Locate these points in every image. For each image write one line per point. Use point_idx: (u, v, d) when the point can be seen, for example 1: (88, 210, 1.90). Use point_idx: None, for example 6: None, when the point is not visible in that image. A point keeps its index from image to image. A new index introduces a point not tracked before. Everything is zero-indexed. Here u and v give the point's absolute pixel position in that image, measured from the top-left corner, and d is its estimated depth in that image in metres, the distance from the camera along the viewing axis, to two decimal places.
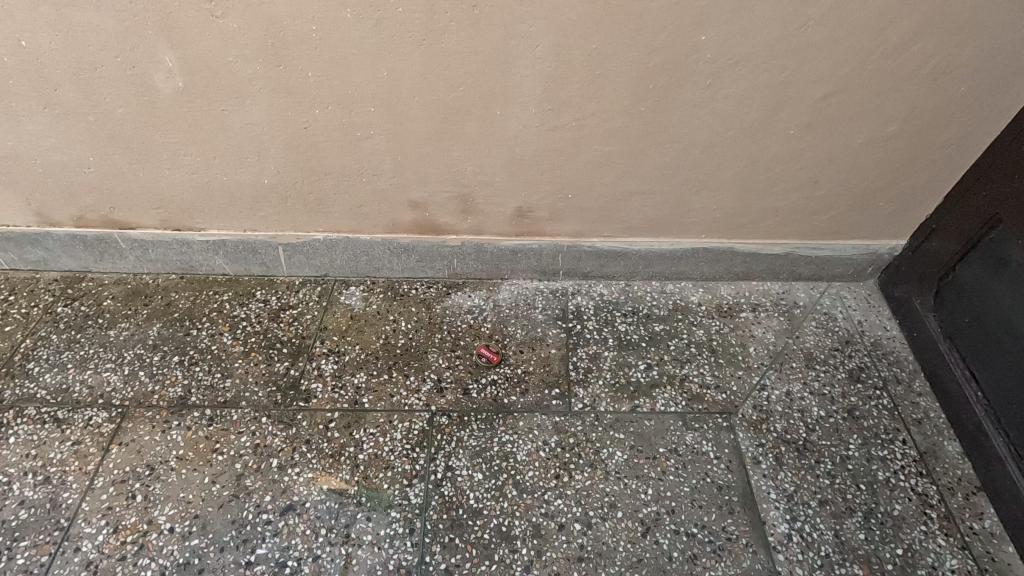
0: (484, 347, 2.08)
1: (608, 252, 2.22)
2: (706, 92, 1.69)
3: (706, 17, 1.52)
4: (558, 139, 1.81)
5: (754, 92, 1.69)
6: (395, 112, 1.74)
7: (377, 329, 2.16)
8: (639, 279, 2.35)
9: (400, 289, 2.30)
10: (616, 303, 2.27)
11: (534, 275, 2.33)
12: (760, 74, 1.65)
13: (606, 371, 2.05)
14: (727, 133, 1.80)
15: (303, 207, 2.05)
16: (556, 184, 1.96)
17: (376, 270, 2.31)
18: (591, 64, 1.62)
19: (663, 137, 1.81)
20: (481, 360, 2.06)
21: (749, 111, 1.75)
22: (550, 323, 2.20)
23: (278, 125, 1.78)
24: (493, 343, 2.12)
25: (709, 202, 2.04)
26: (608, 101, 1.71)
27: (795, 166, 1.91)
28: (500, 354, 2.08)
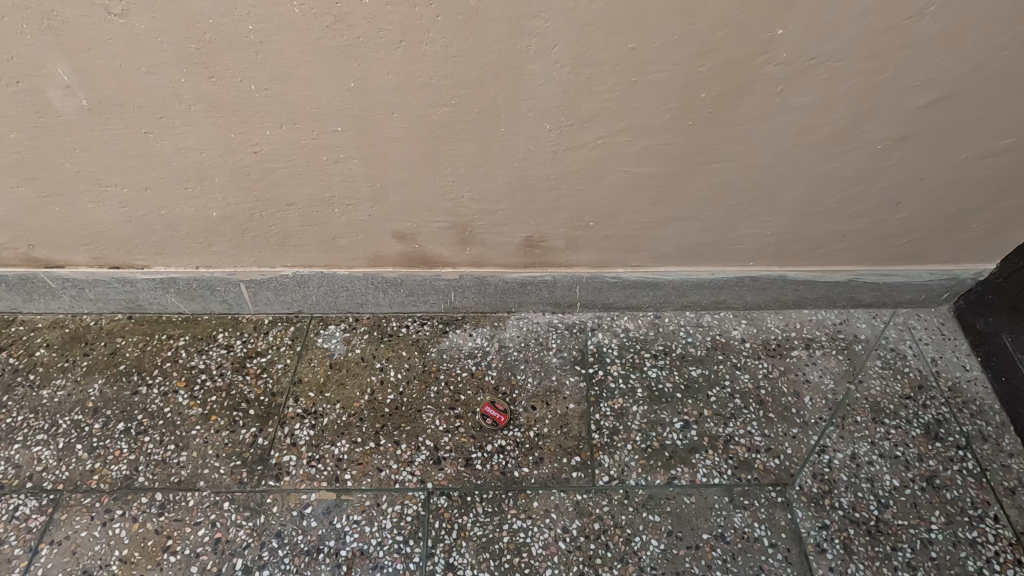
0: (487, 407, 1.76)
1: (635, 283, 1.85)
2: (776, 100, 1.29)
3: (783, 4, 1.12)
4: (581, 159, 1.42)
5: (837, 100, 1.29)
6: (370, 132, 1.35)
7: (362, 381, 1.82)
8: (670, 310, 1.99)
9: (388, 328, 1.95)
10: (643, 342, 1.92)
11: (547, 308, 1.97)
12: (848, 77, 1.25)
13: (634, 432, 1.72)
14: (794, 150, 1.41)
15: (266, 240, 1.67)
16: (576, 212, 1.58)
17: (359, 306, 1.95)
18: (623, 69, 1.22)
19: (714, 156, 1.42)
20: (484, 422, 1.73)
21: (827, 124, 1.35)
22: (567, 369, 1.85)
23: (222, 150, 1.39)
24: (500, 399, 1.78)
25: (763, 228, 1.65)
26: (647, 113, 1.31)
27: (877, 185, 1.52)
28: (507, 413, 1.75)
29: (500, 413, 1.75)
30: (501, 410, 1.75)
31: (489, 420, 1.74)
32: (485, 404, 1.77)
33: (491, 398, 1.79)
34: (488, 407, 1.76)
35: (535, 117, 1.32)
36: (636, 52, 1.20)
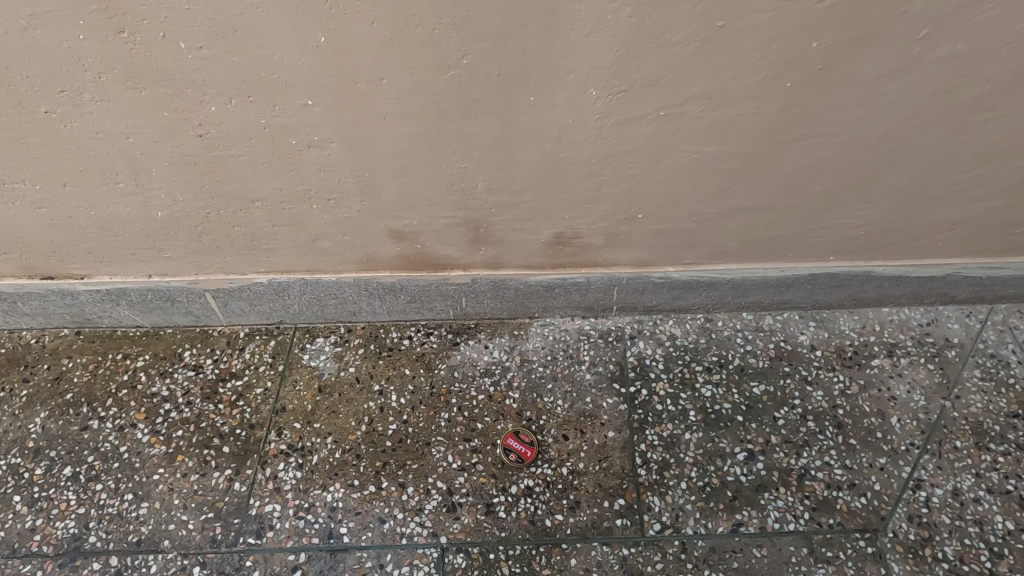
0: (508, 441, 1.46)
1: (686, 284, 1.52)
2: (908, 39, 0.94)
3: None
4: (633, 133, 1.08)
5: (990, 46, 0.95)
6: (353, 104, 1.00)
7: (358, 408, 1.52)
8: (723, 313, 1.67)
9: (388, 341, 1.63)
10: (694, 352, 1.60)
11: (576, 313, 1.66)
12: (1013, 12, 0.90)
13: (689, 467, 1.43)
14: (917, 118, 1.06)
15: (231, 245, 1.34)
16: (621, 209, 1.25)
17: (353, 315, 1.63)
18: (702, 6, 0.88)
19: (809, 128, 1.07)
20: (506, 459, 1.43)
21: (969, 80, 1.00)
22: (604, 389, 1.54)
23: (154, 126, 1.03)
24: (524, 429, 1.48)
25: (855, 218, 1.31)
26: (729, 70, 0.97)
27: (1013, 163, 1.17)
28: (534, 448, 1.45)
29: (525, 448, 1.44)
30: (526, 445, 1.45)
31: (512, 458, 1.43)
32: (505, 438, 1.47)
33: (512, 429, 1.48)
34: (509, 442, 1.46)
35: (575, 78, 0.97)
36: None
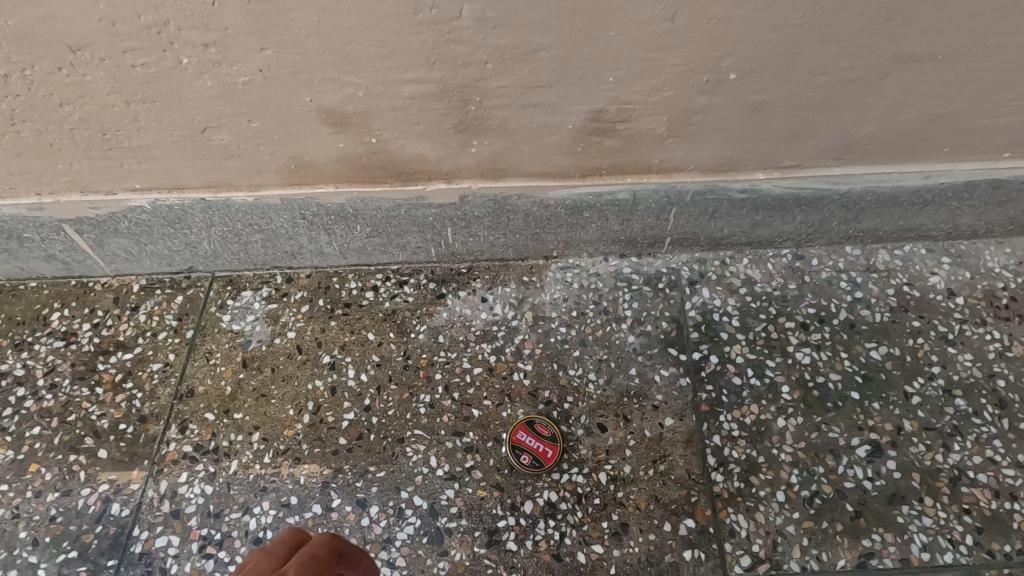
0: (518, 437, 0.99)
1: (774, 201, 1.04)
2: None
3: None
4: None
5: None
6: None
7: (299, 391, 1.05)
8: (819, 247, 1.17)
9: (344, 296, 1.15)
10: (781, 303, 1.12)
11: (611, 250, 1.16)
12: None
13: (787, 471, 0.96)
14: None
15: (80, 122, 0.86)
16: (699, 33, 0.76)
17: (291, 258, 1.14)
18: None
19: None
20: (515, 464, 0.97)
21: None
22: (655, 357, 1.07)
23: None
24: (540, 419, 1.01)
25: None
26: None
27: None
28: (557, 447, 0.98)
29: (543, 448, 0.98)
30: (545, 443, 0.99)
31: (524, 461, 0.97)
32: (512, 433, 1.00)
33: (523, 420, 1.01)
34: (519, 439, 0.99)
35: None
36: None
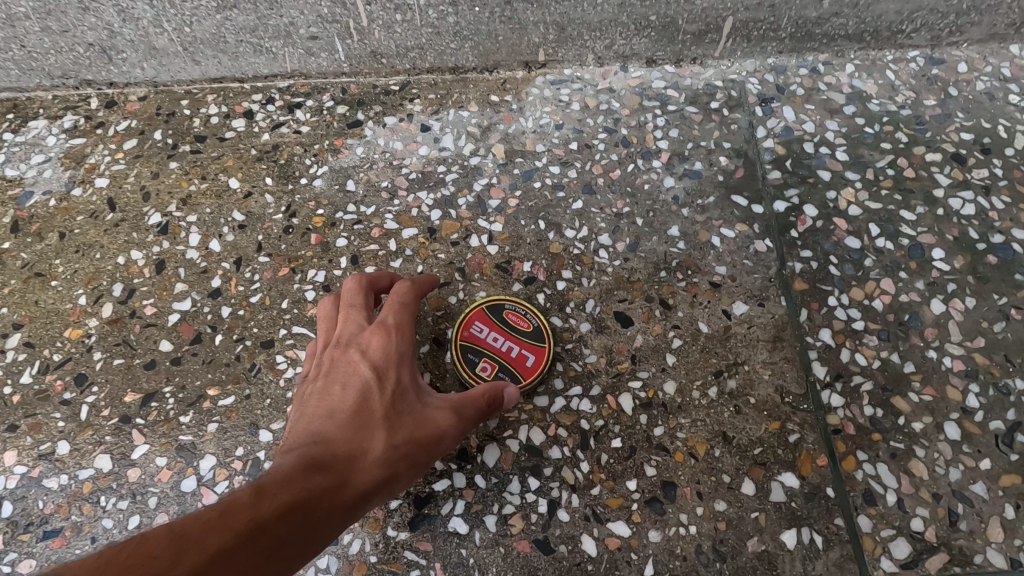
0: (472, 333, 0.55)
1: None
2: None
3: None
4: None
5: None
6: None
7: (99, 268, 0.61)
8: (969, 46, 0.73)
9: (196, 125, 0.70)
10: (915, 127, 0.68)
11: (633, 50, 0.72)
12: None
13: (960, 390, 0.53)
14: None
15: None
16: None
17: (106, 62, 0.70)
18: None
19: None
20: (466, 379, 0.54)
21: None
22: (710, 209, 0.63)
23: None
24: (512, 302, 0.56)
25: None
26: None
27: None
28: (541, 349, 0.55)
29: (515, 351, 0.54)
30: (520, 342, 0.55)
31: (482, 374, 0.54)
32: (462, 327, 0.56)
33: (481, 304, 0.57)
34: (473, 336, 0.55)
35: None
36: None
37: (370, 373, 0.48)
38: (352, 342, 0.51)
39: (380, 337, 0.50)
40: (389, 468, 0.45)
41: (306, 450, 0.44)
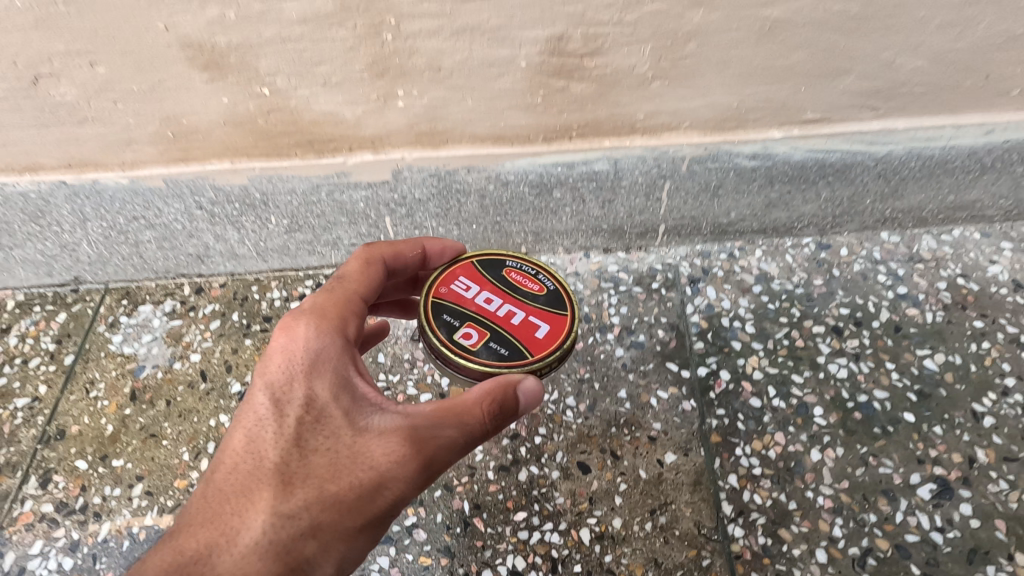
0: (463, 297, 0.64)
1: (791, 172, 0.81)
2: None
3: None
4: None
5: None
6: None
7: (197, 429, 0.82)
8: (848, 234, 0.96)
9: (264, 308, 0.92)
10: (805, 303, 0.90)
11: (593, 244, 0.95)
12: None
13: (828, 522, 0.73)
14: None
15: None
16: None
17: (198, 263, 0.93)
18: None
19: None
20: (451, 350, 0.60)
21: None
22: (650, 374, 0.85)
23: None
24: (513, 263, 0.68)
25: None
26: None
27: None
28: (553, 317, 0.63)
29: (511, 319, 0.62)
30: (529, 309, 0.63)
31: (471, 341, 0.61)
32: (448, 282, 0.65)
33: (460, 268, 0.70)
34: (460, 294, 0.64)
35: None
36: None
37: (278, 430, 0.53)
38: (272, 382, 0.56)
39: (297, 379, 0.55)
40: (291, 528, 0.51)
41: (214, 511, 0.53)
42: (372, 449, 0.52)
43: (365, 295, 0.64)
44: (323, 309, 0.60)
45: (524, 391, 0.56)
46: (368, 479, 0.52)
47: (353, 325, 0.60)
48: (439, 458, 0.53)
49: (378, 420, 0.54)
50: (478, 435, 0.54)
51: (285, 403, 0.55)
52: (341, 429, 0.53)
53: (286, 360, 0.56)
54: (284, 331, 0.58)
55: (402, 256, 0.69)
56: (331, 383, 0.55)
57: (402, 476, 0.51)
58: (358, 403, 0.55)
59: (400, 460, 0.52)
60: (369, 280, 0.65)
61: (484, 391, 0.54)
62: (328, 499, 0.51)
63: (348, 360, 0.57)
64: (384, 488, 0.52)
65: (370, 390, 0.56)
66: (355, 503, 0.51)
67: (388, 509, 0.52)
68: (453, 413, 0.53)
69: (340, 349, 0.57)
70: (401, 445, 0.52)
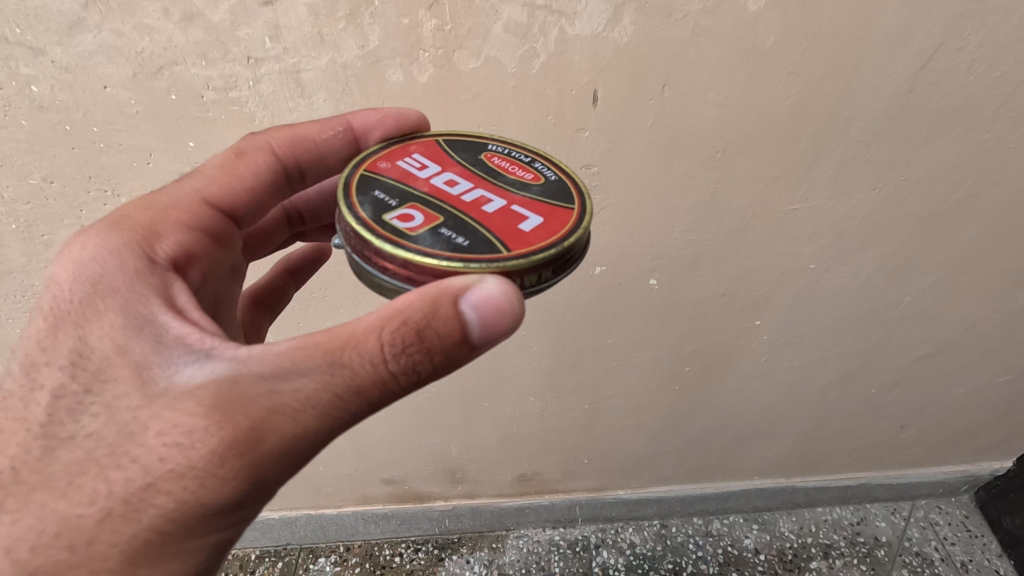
0: (413, 176, 0.63)
1: (637, 501, 1.75)
2: (758, 360, 1.20)
3: (751, 275, 1.00)
4: (611, 153, 0.79)
5: (830, 358, 1.22)
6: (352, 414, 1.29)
7: None
8: (676, 518, 1.80)
9: (383, 559, 1.70)
10: (650, 561, 1.71)
11: (543, 525, 1.78)
12: (837, 343, 1.18)
13: None
14: (786, 398, 1.33)
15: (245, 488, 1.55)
16: (575, 285, 0.99)
17: (353, 533, 1.72)
18: (599, 335, 1.10)
19: (705, 412, 1.35)
20: (385, 238, 0.55)
21: (820, 376, 1.27)
22: None
23: None
24: (495, 148, 0.68)
25: (763, 454, 1.55)
26: (633, 382, 1.23)
27: (945, 350, 1.22)
28: (546, 210, 0.59)
29: (506, 208, 0.59)
30: (511, 198, 0.60)
31: (414, 223, 0.56)
32: (398, 159, 0.65)
33: (406, 136, 0.69)
34: (409, 172, 0.63)
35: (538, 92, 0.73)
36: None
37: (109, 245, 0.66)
38: (86, 232, 0.64)
39: (114, 222, 0.64)
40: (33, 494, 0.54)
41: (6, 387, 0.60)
42: (160, 413, 0.52)
43: (184, 222, 0.68)
44: (133, 216, 0.65)
45: (483, 298, 0.49)
46: (115, 474, 0.52)
47: (168, 241, 0.65)
48: (294, 413, 0.51)
49: (178, 367, 0.53)
50: (378, 370, 0.51)
51: (32, 402, 0.56)
52: (122, 401, 0.53)
53: (108, 223, 0.64)
54: (81, 236, 0.63)
55: (323, 145, 0.74)
56: (108, 329, 0.56)
57: (208, 455, 0.51)
58: (154, 348, 0.54)
59: (190, 444, 0.51)
60: (250, 172, 0.73)
61: (382, 322, 0.51)
62: (67, 518, 0.53)
63: (145, 275, 0.60)
64: (161, 485, 0.52)
65: (176, 329, 0.55)
66: (98, 534, 0.53)
67: (177, 474, 0.51)
68: (338, 353, 0.52)
69: (130, 273, 0.60)
70: (207, 407, 0.51)
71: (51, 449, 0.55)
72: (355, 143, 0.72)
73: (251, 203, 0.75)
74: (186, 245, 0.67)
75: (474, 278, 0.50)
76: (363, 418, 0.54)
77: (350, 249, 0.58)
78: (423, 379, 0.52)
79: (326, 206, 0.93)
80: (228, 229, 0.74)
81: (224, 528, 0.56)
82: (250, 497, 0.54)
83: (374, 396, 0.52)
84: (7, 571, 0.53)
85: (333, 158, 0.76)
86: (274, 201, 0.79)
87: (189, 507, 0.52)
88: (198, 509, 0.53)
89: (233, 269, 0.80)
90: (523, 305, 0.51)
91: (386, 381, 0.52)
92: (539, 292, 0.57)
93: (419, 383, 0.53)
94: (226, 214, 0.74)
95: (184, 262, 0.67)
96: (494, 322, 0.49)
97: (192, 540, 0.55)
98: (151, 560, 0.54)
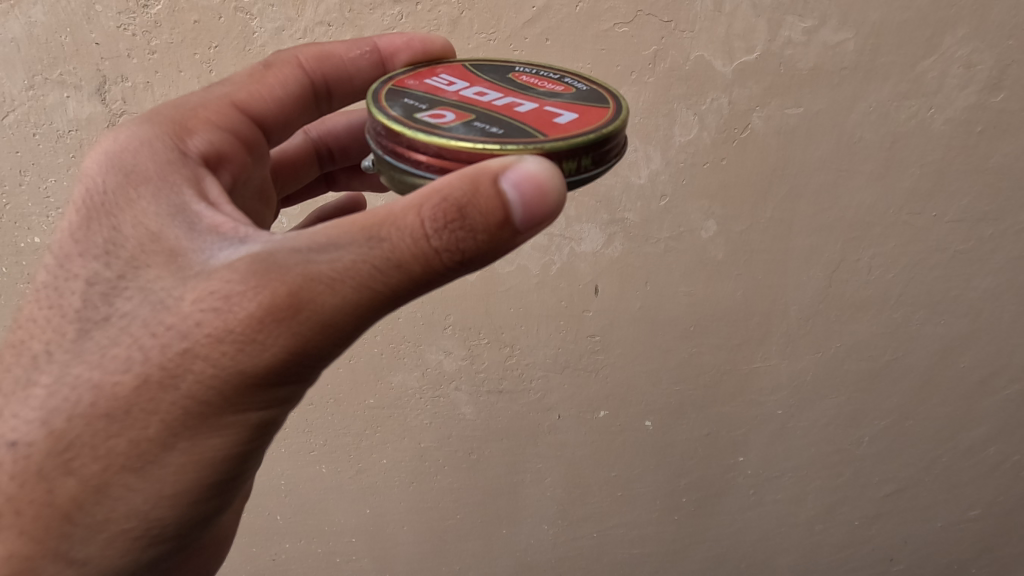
0: (442, 89, 0.64)
1: None
2: (748, 495, 1.35)
3: (732, 417, 1.20)
4: (609, 327, 1.05)
5: (811, 493, 1.35)
6: (378, 535, 1.37)
7: None
8: None
9: None
10: None
11: None
12: (815, 479, 1.33)
13: None
14: (782, 528, 1.41)
15: None
16: (583, 425, 1.20)
17: None
18: (604, 467, 1.28)
19: (707, 538, 1.42)
20: (418, 130, 0.56)
21: (804, 509, 1.38)
22: None
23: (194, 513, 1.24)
24: (523, 69, 0.69)
25: None
26: (637, 512, 1.36)
27: (910, 487, 1.37)
28: (578, 109, 0.60)
29: (539, 110, 0.59)
30: (545, 102, 0.61)
31: (446, 119, 0.58)
32: (426, 78, 0.67)
33: (432, 60, 0.73)
34: (438, 87, 0.65)
35: (554, 288, 1.00)
36: (670, 193, 0.91)
37: None
38: (119, 132, 0.66)
39: (150, 123, 0.66)
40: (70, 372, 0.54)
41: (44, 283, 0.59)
42: (200, 284, 0.52)
43: (215, 122, 0.71)
44: (164, 113, 0.68)
45: (525, 176, 0.49)
46: (152, 341, 0.52)
47: (198, 138, 0.68)
48: (331, 283, 0.50)
49: (215, 250, 0.54)
50: (419, 246, 0.50)
51: (65, 290, 0.57)
52: (156, 282, 0.54)
53: (142, 123, 0.66)
54: (115, 131, 0.66)
55: (350, 63, 0.80)
56: (143, 217, 0.58)
57: (239, 330, 0.51)
58: (189, 234, 0.56)
59: (226, 309, 0.51)
60: (279, 84, 0.77)
61: (421, 200, 0.50)
62: (104, 388, 0.53)
63: (183, 170, 0.63)
64: (199, 351, 0.51)
65: (210, 220, 0.57)
66: (135, 402, 0.52)
67: (214, 339, 0.51)
68: (377, 228, 0.51)
69: (163, 162, 0.63)
70: (244, 273, 0.51)
71: (86, 329, 0.55)
72: (381, 65, 0.78)
73: (279, 115, 0.79)
74: (216, 143, 0.70)
75: (513, 159, 0.50)
76: (404, 301, 0.53)
77: (381, 151, 0.59)
78: (467, 260, 0.51)
79: (355, 144, 0.96)
80: (257, 137, 0.77)
81: (264, 406, 0.55)
82: (292, 373, 0.54)
83: (417, 272, 0.51)
84: (42, 444, 0.53)
85: (361, 77, 0.81)
86: (302, 119, 0.83)
87: (230, 374, 0.52)
88: (237, 377, 0.52)
89: (263, 190, 0.82)
90: (563, 190, 0.51)
91: (429, 257, 0.50)
92: (579, 183, 0.56)
93: (462, 264, 0.51)
94: (254, 122, 0.77)
95: (213, 159, 0.70)
96: (538, 200, 0.48)
97: (230, 415, 0.54)
98: (193, 432, 0.54)
